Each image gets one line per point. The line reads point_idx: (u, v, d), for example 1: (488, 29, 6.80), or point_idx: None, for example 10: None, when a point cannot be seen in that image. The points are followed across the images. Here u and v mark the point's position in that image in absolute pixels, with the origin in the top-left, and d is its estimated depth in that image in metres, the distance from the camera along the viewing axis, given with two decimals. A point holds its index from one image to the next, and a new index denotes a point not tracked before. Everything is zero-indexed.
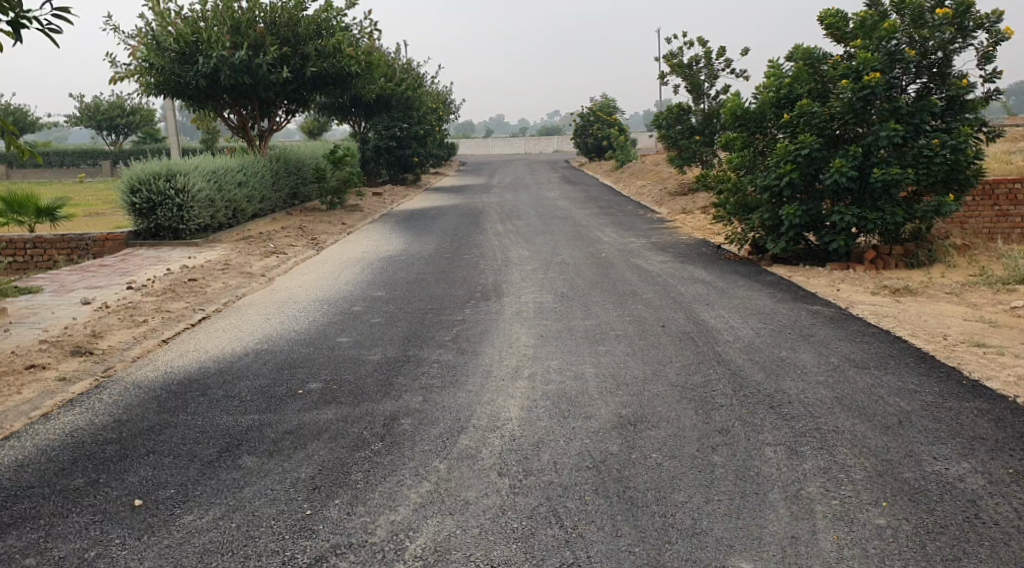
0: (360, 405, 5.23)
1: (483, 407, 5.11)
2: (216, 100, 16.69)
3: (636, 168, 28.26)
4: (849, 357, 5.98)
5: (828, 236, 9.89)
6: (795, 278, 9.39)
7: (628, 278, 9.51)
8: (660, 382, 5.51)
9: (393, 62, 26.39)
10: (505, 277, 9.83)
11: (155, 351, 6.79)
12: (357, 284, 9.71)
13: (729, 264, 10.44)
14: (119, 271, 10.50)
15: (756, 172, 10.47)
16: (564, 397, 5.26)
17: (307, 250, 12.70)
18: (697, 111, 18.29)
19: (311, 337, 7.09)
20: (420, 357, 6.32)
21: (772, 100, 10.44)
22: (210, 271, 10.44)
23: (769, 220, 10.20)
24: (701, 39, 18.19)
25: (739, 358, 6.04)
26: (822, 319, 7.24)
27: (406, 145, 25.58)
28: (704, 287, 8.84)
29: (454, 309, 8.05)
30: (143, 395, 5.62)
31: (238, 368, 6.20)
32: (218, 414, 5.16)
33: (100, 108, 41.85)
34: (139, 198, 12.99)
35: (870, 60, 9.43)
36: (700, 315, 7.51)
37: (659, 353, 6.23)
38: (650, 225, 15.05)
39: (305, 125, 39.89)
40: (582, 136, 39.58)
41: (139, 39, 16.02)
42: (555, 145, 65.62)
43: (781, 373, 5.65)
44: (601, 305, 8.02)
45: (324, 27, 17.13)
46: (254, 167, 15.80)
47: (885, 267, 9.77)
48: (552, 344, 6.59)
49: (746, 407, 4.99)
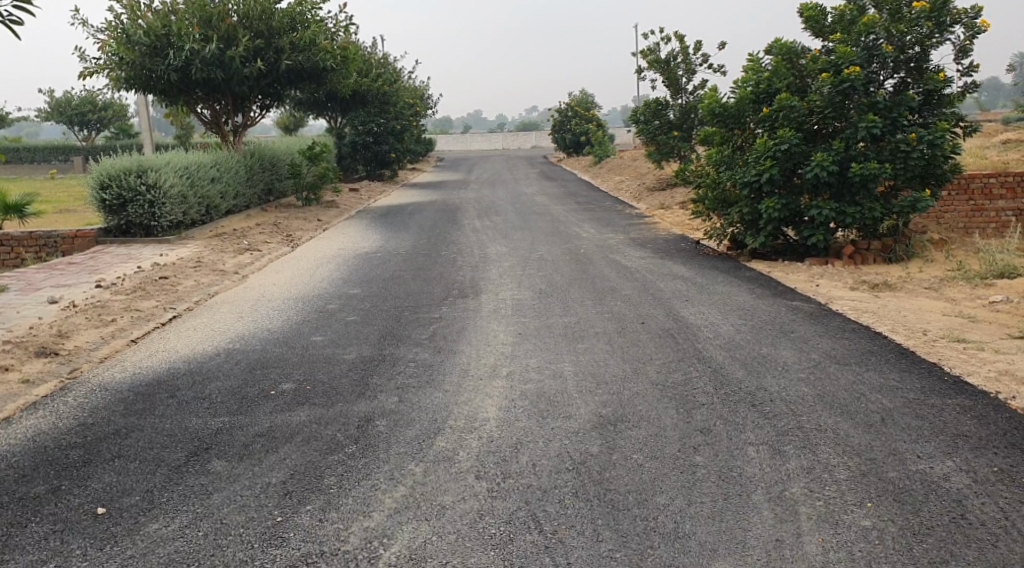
0: (334, 407, 5.09)
1: (460, 408, 5.00)
2: (189, 95, 16.41)
3: (614, 164, 28.23)
4: (831, 353, 5.94)
5: (806, 232, 9.86)
6: (774, 273, 9.34)
7: (606, 275, 9.42)
8: (640, 380, 5.43)
9: (370, 57, 26.17)
10: (483, 274, 9.71)
11: (124, 351, 6.62)
12: (332, 281, 9.54)
13: (708, 260, 10.38)
14: (88, 269, 10.26)
15: (735, 167, 10.42)
16: (543, 397, 5.16)
17: (282, 247, 12.49)
18: (675, 106, 18.24)
19: (285, 337, 6.93)
20: (396, 356, 6.20)
21: (751, 95, 10.33)
22: (181, 268, 10.22)
23: (748, 215, 10.15)
24: (678, 34, 18.15)
25: (719, 355, 5.98)
26: (802, 315, 7.19)
27: (384, 141, 25.36)
28: (683, 283, 8.77)
29: (430, 307, 7.92)
30: (110, 397, 5.45)
31: (209, 369, 6.04)
32: (187, 416, 5.01)
33: (71, 103, 41.14)
34: (109, 194, 12.71)
35: (849, 54, 9.42)
36: (679, 312, 7.44)
37: (638, 351, 6.15)
38: (628, 221, 14.96)
39: (281, 121, 39.48)
40: (560, 132, 39.44)
41: (109, 32, 15.69)
42: (532, 141, 65.49)
43: (762, 370, 5.59)
44: (580, 302, 7.93)
45: (298, 21, 16.90)
46: (228, 163, 15.55)
47: (863, 262, 9.76)
48: (530, 342, 6.49)
49: (727, 405, 4.92)
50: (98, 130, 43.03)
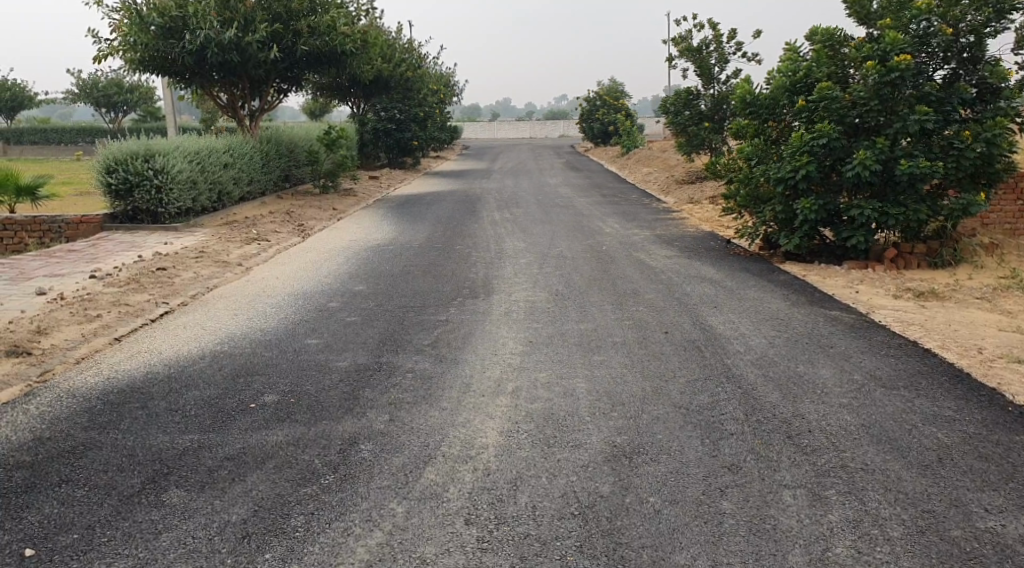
0: (317, 425, 4.57)
1: (458, 431, 4.44)
2: (204, 78, 15.95)
3: (643, 156, 27.46)
4: (877, 375, 5.30)
5: (846, 233, 9.16)
6: (810, 278, 8.68)
7: (629, 275, 8.83)
8: (662, 402, 4.84)
9: (394, 42, 25.62)
10: (497, 271, 9.13)
11: (103, 351, 6.15)
12: (337, 277, 9.01)
13: (738, 261, 9.73)
14: (86, 257, 9.87)
15: (770, 162, 9.73)
16: (550, 420, 4.58)
17: (291, 237, 12.02)
18: (706, 96, 17.48)
19: (277, 339, 6.41)
20: (394, 365, 5.66)
21: (787, 85, 9.65)
22: (183, 259, 9.76)
23: (782, 214, 9.47)
24: (711, 21, 17.42)
25: (751, 374, 5.37)
26: (843, 327, 6.56)
27: (406, 128, 24.81)
28: (712, 287, 8.15)
29: (438, 308, 7.37)
30: (77, 406, 4.96)
31: (190, 375, 5.53)
32: (153, 433, 4.50)
33: (98, 85, 41.00)
34: (115, 179, 12.29)
35: (898, 41, 8.72)
36: (706, 320, 6.83)
37: (660, 366, 5.57)
38: (655, 216, 14.30)
39: (306, 106, 39.18)
40: (588, 123, 38.58)
41: (123, 13, 15.24)
42: (559, 131, 64.82)
43: (797, 393, 4.97)
44: (598, 306, 7.36)
45: (318, 4, 16.35)
46: (242, 149, 15.09)
47: (906, 266, 9.05)
48: (542, 352, 5.93)
49: (759, 435, 4.34)
50: (124, 112, 42.95)
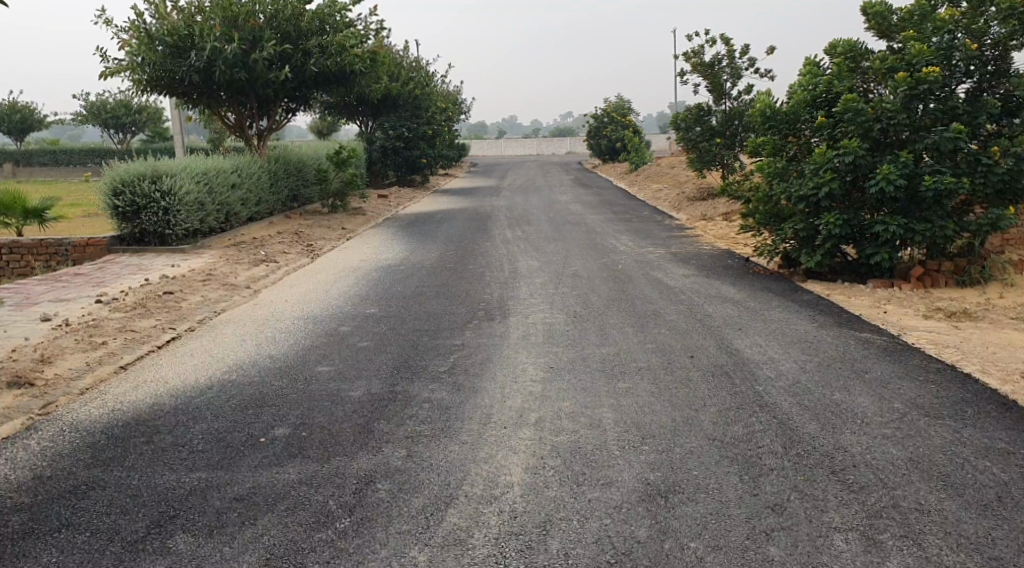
0: (331, 462, 4.32)
1: (480, 468, 4.20)
2: (212, 98, 15.82)
3: (652, 171, 27.26)
4: (917, 402, 5.04)
5: (870, 251, 8.89)
6: (834, 297, 8.42)
7: (648, 296, 8.58)
8: (694, 434, 4.58)
9: (402, 60, 25.55)
10: (512, 292, 8.89)
11: (109, 381, 5.93)
12: (348, 299, 8.79)
13: (759, 280, 9.47)
14: (93, 281, 9.68)
15: (791, 178, 9.50)
16: (578, 455, 4.34)
17: (301, 258, 11.82)
18: (718, 112, 17.27)
19: (288, 366, 6.17)
20: (409, 394, 5.42)
21: (808, 98, 9.42)
22: (190, 282, 9.56)
23: (804, 232, 9.21)
24: (723, 37, 17.25)
25: (785, 402, 5.10)
26: (875, 350, 6.30)
27: (414, 146, 24.66)
28: (735, 308, 7.89)
29: (453, 332, 7.13)
30: (80, 440, 4.73)
31: (198, 407, 5.29)
32: (160, 471, 4.26)
33: (106, 106, 41.06)
34: (122, 201, 12.13)
35: (924, 53, 8.51)
36: (732, 343, 6.57)
37: (689, 394, 5.31)
38: (669, 233, 14.06)
39: (313, 124, 39.17)
40: (596, 139, 38.42)
41: (131, 32, 15.14)
42: (566, 147, 64.77)
43: (836, 422, 4.71)
44: (619, 329, 7.12)
45: (327, 22, 16.25)
46: (250, 169, 14.94)
47: (933, 284, 8.78)
48: (563, 379, 5.68)
49: (801, 470, 4.08)
50: (133, 132, 42.96)
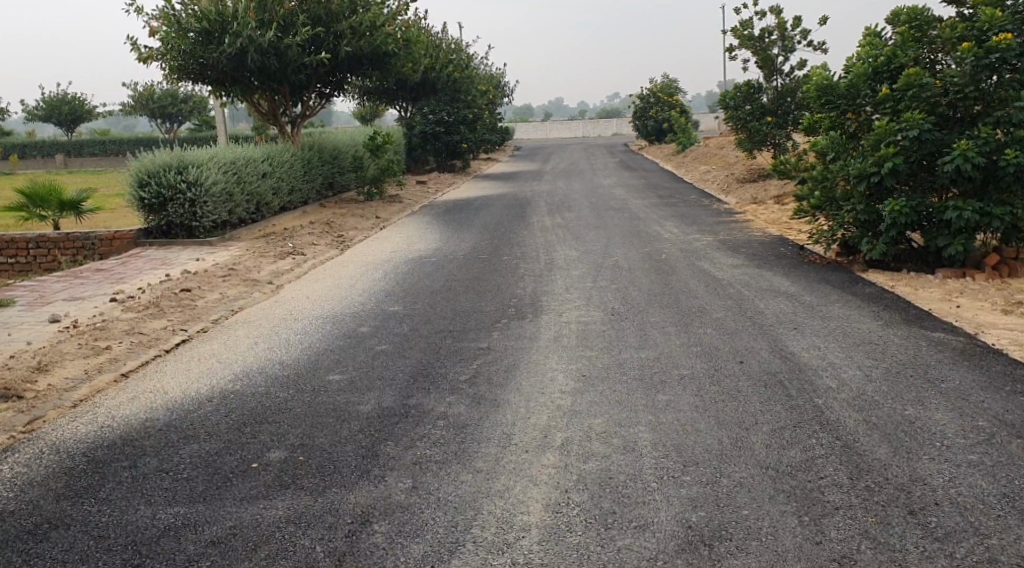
0: (326, 494, 3.81)
1: (493, 505, 3.65)
2: (244, 86, 15.42)
3: (700, 153, 26.32)
4: (1006, 420, 4.31)
5: (940, 238, 8.08)
6: (900, 289, 7.67)
7: (693, 289, 7.92)
8: (742, 460, 3.97)
9: (441, 42, 25.00)
10: (546, 286, 8.30)
11: (105, 391, 5.51)
12: (372, 295, 8.29)
13: (815, 270, 8.72)
14: (113, 277, 9.36)
15: (849, 158, 8.73)
16: (609, 486, 3.76)
17: (330, 250, 11.37)
18: (769, 89, 16.39)
19: (297, 374, 5.69)
20: (423, 408, 4.88)
21: (868, 71, 8.63)
22: (210, 277, 9.16)
23: (864, 216, 8.45)
24: (774, 8, 16.36)
25: (850, 419, 4.42)
26: (951, 353, 5.57)
27: (454, 131, 24.06)
28: (789, 304, 7.19)
29: (479, 333, 6.58)
30: (57, 464, 4.30)
31: (191, 423, 4.82)
32: (136, 504, 3.81)
33: (153, 96, 41.37)
34: (147, 193, 11.82)
35: (999, 19, 7.72)
36: (786, 346, 5.90)
37: (738, 408, 4.68)
38: (717, 218, 13.30)
39: (355, 109, 39.03)
40: (641, 120, 37.41)
41: (162, 19, 14.80)
42: (613, 129, 63.74)
43: (912, 445, 4.02)
44: (660, 328, 6.50)
45: (360, 4, 15.73)
46: (282, 156, 14.55)
47: (1011, 274, 7.95)
48: (596, 390, 5.10)
49: (873, 509, 3.43)
50: (180, 121, 43.27)
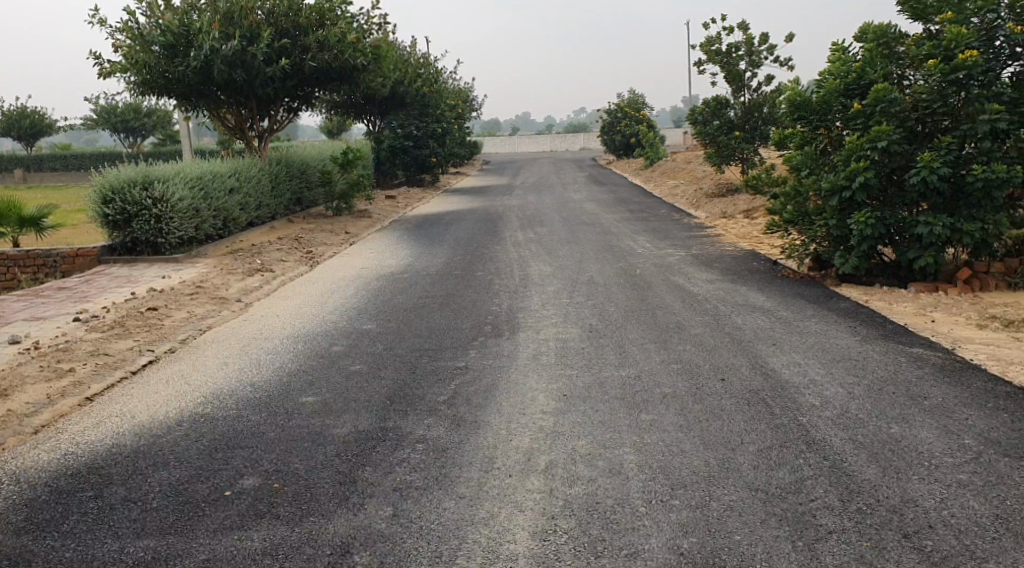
0: (303, 524, 3.68)
1: (479, 535, 3.54)
2: (210, 100, 15.19)
3: (668, 167, 26.47)
4: (991, 438, 4.29)
5: (912, 252, 8.13)
6: (875, 304, 7.69)
7: (670, 305, 7.88)
8: (731, 482, 3.89)
9: (409, 56, 24.90)
10: (522, 303, 8.20)
11: (68, 416, 5.30)
12: (344, 313, 8.13)
13: (790, 285, 8.73)
14: (76, 296, 9.10)
15: (821, 173, 8.76)
16: (597, 512, 3.66)
17: (300, 267, 11.18)
18: (737, 105, 16.50)
19: (269, 396, 5.52)
20: (402, 431, 4.74)
21: (838, 87, 8.68)
22: (176, 296, 8.93)
23: (837, 231, 8.48)
24: (741, 24, 16.49)
25: (837, 438, 4.38)
26: (930, 369, 5.57)
27: (424, 144, 23.94)
28: (766, 319, 7.17)
29: (456, 351, 6.46)
30: (19, 495, 4.11)
31: (161, 449, 4.64)
32: (104, 538, 3.64)
33: (115, 110, 40.72)
34: (111, 209, 11.54)
35: (965, 36, 7.74)
36: (766, 363, 5.86)
37: (723, 427, 4.61)
38: (689, 232, 13.32)
39: (323, 124, 38.75)
40: (609, 135, 37.60)
41: (125, 33, 14.53)
42: (580, 143, 64.06)
43: (901, 465, 3.98)
44: (639, 345, 6.43)
45: (328, 17, 15.58)
46: (250, 171, 14.32)
47: (983, 288, 8.02)
48: (577, 410, 5.00)
49: (866, 533, 3.39)
50: (143, 136, 42.66)
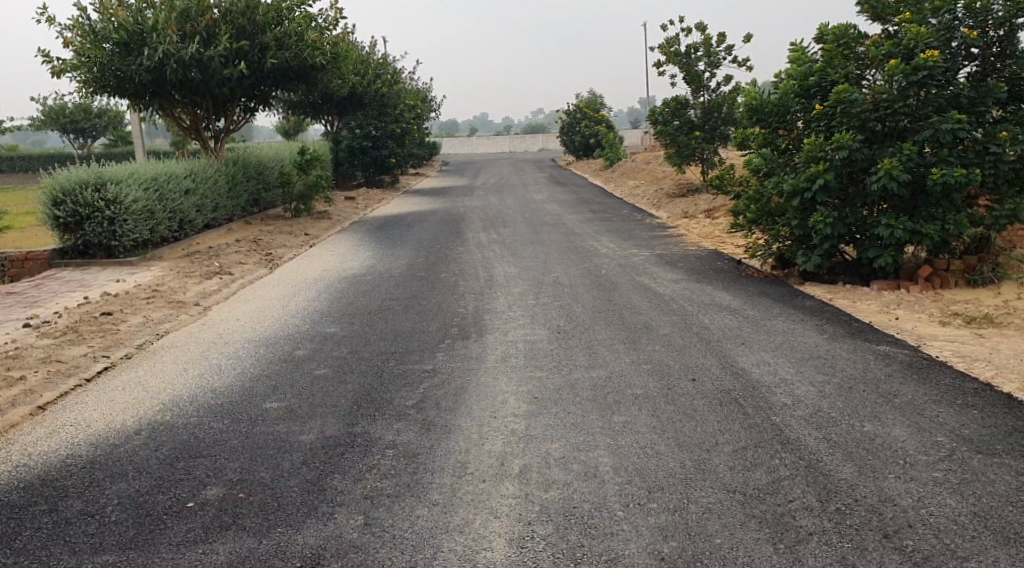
0: (271, 535, 3.55)
1: (455, 543, 3.44)
2: (164, 99, 14.84)
3: (628, 167, 26.58)
4: (963, 435, 4.31)
5: (874, 250, 8.20)
6: (838, 302, 7.75)
7: (637, 305, 7.86)
8: (708, 484, 3.85)
9: (368, 55, 24.64)
10: (488, 304, 8.11)
11: (19, 427, 5.07)
12: (306, 316, 7.95)
13: (755, 284, 8.77)
14: (26, 301, 8.80)
15: (783, 173, 8.81)
16: (575, 517, 3.59)
17: (259, 269, 10.94)
18: (696, 105, 16.59)
19: (231, 403, 5.34)
20: (370, 436, 4.62)
21: (798, 88, 8.74)
22: (132, 300, 8.67)
23: (800, 230, 8.53)
24: (700, 25, 16.58)
25: (811, 437, 4.36)
26: (898, 367, 5.60)
27: (383, 145, 23.70)
28: (733, 318, 7.17)
29: (423, 354, 6.34)
30: None
31: (119, 460, 4.46)
32: (59, 556, 3.48)
33: (65, 110, 39.72)
34: (62, 211, 11.18)
35: (925, 36, 7.85)
36: (736, 362, 5.85)
37: (697, 428, 4.56)
38: (652, 232, 13.36)
39: (279, 124, 38.22)
40: (569, 135, 37.68)
41: (76, 30, 14.11)
42: (538, 144, 64.13)
43: (876, 464, 3.97)
44: (608, 346, 6.38)
45: (285, 16, 15.31)
46: (206, 172, 14.02)
47: (944, 285, 8.12)
48: (549, 413, 4.91)
49: (847, 534, 3.38)
50: (94, 137, 41.69)
